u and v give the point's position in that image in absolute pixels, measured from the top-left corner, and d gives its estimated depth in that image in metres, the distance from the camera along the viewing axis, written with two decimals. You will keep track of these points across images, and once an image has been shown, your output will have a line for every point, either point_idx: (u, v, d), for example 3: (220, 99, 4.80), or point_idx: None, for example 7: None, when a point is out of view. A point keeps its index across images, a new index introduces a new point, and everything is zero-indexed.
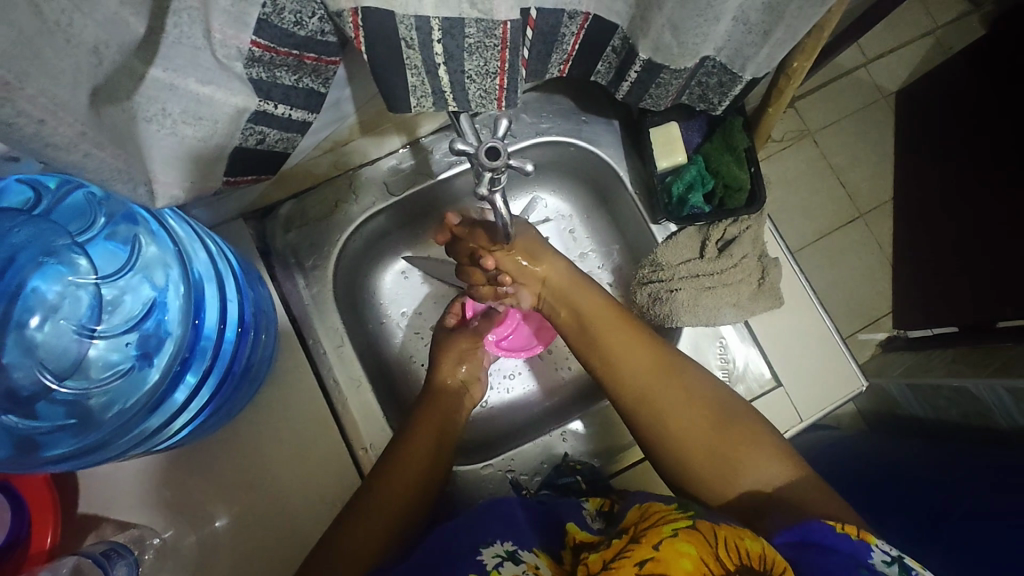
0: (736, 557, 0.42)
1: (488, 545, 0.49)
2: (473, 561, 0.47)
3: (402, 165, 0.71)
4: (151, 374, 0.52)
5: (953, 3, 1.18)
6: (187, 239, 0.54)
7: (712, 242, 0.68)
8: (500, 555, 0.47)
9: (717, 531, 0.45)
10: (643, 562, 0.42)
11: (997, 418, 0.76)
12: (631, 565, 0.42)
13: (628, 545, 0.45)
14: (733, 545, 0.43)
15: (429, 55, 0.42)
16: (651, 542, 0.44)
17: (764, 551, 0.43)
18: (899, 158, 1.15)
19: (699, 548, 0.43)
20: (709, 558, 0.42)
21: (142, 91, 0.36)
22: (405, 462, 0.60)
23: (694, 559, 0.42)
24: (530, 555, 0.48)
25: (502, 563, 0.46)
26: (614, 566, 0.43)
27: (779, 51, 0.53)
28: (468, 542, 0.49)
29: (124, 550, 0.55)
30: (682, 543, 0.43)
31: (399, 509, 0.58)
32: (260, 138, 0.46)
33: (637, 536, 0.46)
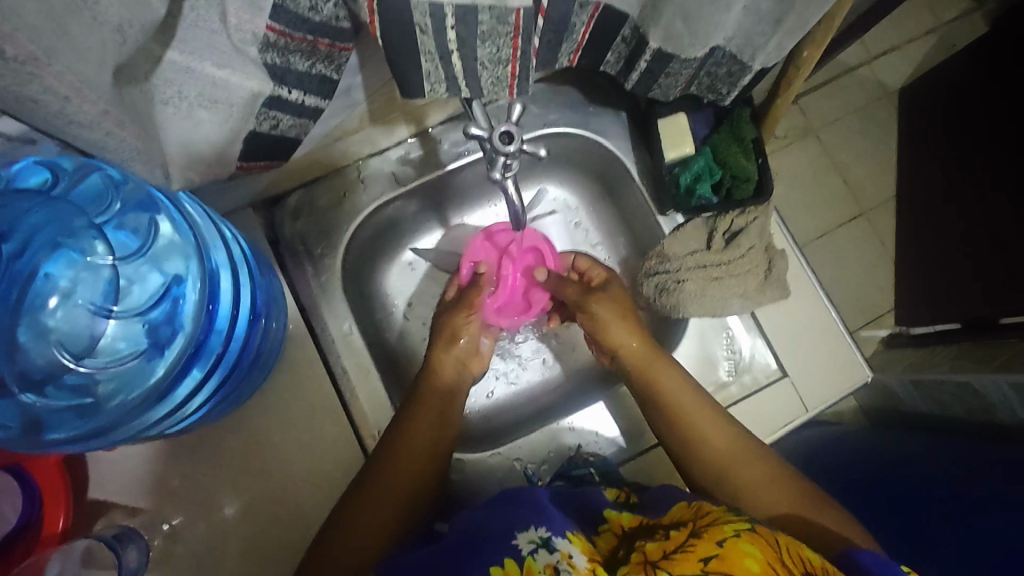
0: (801, 565, 0.43)
1: (523, 530, 0.48)
2: (507, 546, 0.47)
3: (411, 155, 0.71)
4: (161, 364, 0.51)
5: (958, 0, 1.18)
6: (203, 227, 0.54)
7: (719, 233, 0.68)
8: (535, 541, 0.47)
9: (778, 539, 0.45)
10: (707, 559, 0.43)
11: (999, 413, 0.76)
12: (696, 561, 0.43)
13: (689, 539, 0.46)
14: (795, 553, 0.44)
15: (442, 41, 0.42)
16: (714, 539, 0.45)
17: (824, 563, 0.44)
18: (903, 154, 1.15)
19: (766, 553, 0.43)
20: (775, 562, 0.42)
21: (159, 73, 0.36)
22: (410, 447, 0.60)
23: (759, 562, 0.42)
24: (565, 543, 0.48)
25: (536, 550, 0.46)
26: (674, 558, 0.44)
27: (788, 42, 0.53)
28: (480, 531, 0.50)
29: (133, 534, 0.56)
30: (745, 543, 0.44)
31: (405, 494, 0.59)
32: (273, 123, 0.46)
33: (698, 532, 0.47)
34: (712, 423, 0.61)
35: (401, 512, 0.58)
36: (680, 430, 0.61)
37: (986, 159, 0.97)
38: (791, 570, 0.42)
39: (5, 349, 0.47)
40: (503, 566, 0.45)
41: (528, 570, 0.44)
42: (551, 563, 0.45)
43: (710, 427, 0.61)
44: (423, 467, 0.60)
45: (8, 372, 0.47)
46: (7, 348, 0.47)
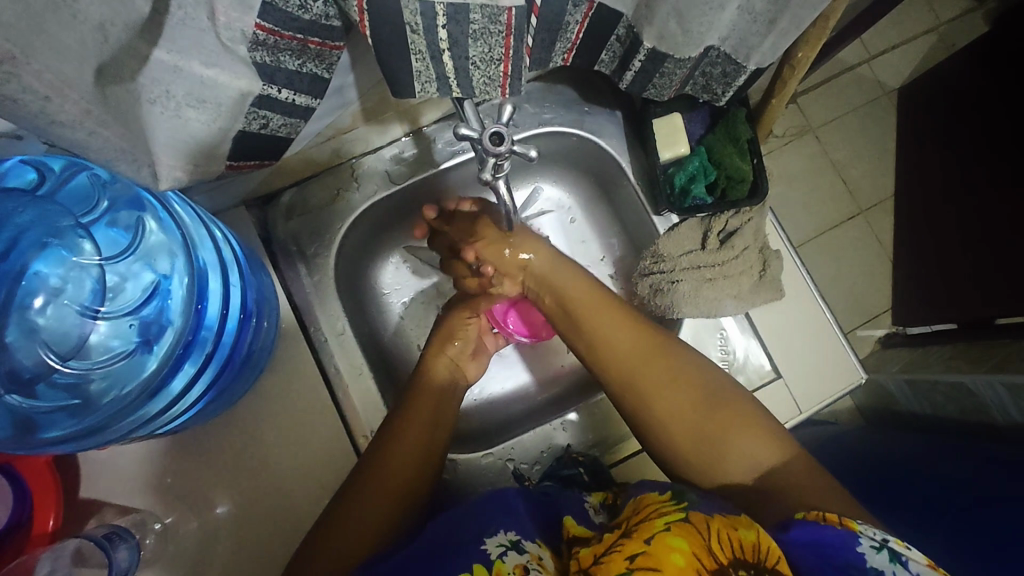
0: (729, 550, 0.43)
1: (491, 535, 0.49)
2: (476, 550, 0.47)
3: (405, 154, 0.70)
4: (151, 360, 0.51)
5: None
6: (192, 228, 0.54)
7: (714, 233, 0.68)
8: (504, 544, 0.48)
9: (710, 523, 0.45)
10: (634, 556, 0.43)
11: (993, 413, 0.76)
12: (622, 561, 0.43)
13: (620, 540, 0.46)
14: (725, 537, 0.44)
15: (433, 40, 0.42)
16: (643, 536, 0.45)
17: (758, 538, 0.44)
18: (901, 154, 1.15)
19: (692, 544, 0.43)
20: (702, 553, 0.43)
21: (147, 72, 0.36)
22: (397, 445, 0.59)
23: (685, 555, 0.43)
24: (534, 546, 0.49)
25: (506, 552, 0.47)
26: (603, 562, 0.44)
27: (784, 42, 0.53)
28: (460, 532, 0.50)
29: (124, 534, 0.55)
30: (674, 538, 0.44)
31: (398, 499, 0.57)
32: (264, 123, 0.46)
33: (629, 530, 0.46)
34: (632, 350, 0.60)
35: (394, 516, 0.57)
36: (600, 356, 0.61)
37: (983, 158, 0.97)
38: (718, 562, 0.42)
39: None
40: (473, 572, 0.45)
41: (499, 572, 0.45)
42: (520, 564, 0.46)
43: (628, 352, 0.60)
44: (411, 470, 0.59)
45: None
46: None
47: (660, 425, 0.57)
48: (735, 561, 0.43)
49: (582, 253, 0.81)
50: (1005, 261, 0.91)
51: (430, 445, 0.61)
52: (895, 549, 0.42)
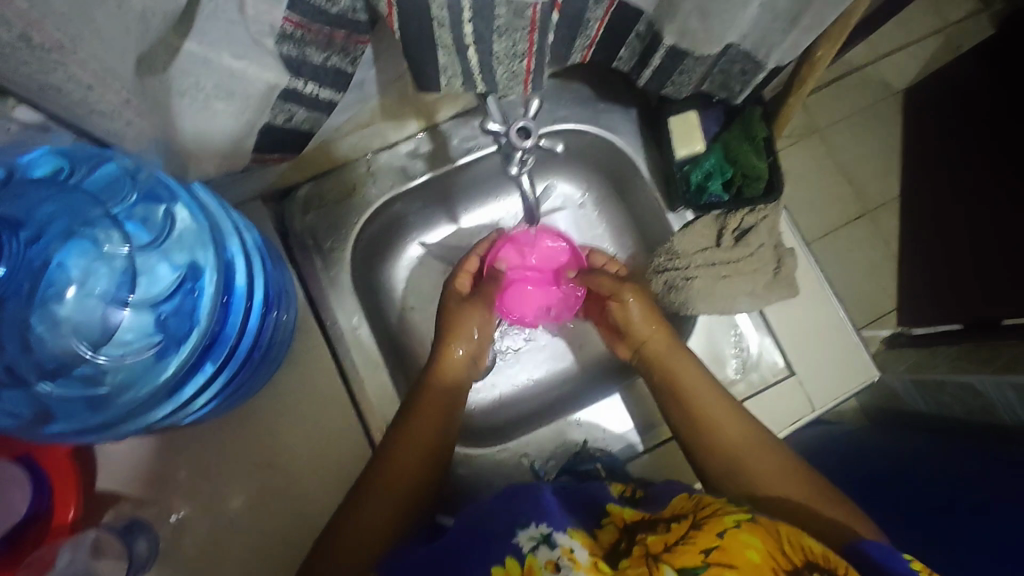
0: (801, 553, 0.43)
1: (523, 527, 0.48)
2: (509, 543, 0.47)
3: (421, 149, 0.70)
4: (176, 357, 0.51)
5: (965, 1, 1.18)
6: (221, 218, 0.54)
7: (729, 230, 0.68)
8: (536, 538, 0.47)
9: (779, 527, 0.46)
10: (708, 551, 0.43)
11: (1000, 413, 0.77)
12: (697, 553, 0.43)
13: (690, 531, 0.46)
14: (796, 541, 0.44)
15: (459, 35, 0.42)
16: (714, 530, 0.45)
17: (825, 551, 0.44)
18: (908, 154, 1.15)
19: (764, 543, 0.44)
20: (776, 553, 0.43)
21: (177, 64, 0.36)
22: (409, 443, 0.59)
23: (760, 552, 0.43)
24: (566, 538, 0.48)
25: (538, 546, 0.47)
26: (676, 551, 0.44)
27: (804, 40, 0.53)
28: (485, 524, 0.51)
29: (144, 525, 0.57)
30: (746, 534, 0.44)
31: (404, 495, 0.58)
32: (289, 116, 0.46)
33: (698, 523, 0.47)
34: (736, 427, 0.60)
35: (399, 513, 0.58)
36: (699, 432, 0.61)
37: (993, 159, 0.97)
38: (792, 561, 0.42)
39: (19, 339, 0.47)
40: (505, 564, 0.46)
41: (531, 568, 0.45)
42: (552, 560, 0.46)
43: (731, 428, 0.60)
44: (424, 461, 0.60)
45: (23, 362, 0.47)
46: (22, 338, 0.47)
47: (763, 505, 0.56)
48: (809, 563, 0.43)
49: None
50: (1010, 260, 0.91)
51: (435, 440, 0.61)
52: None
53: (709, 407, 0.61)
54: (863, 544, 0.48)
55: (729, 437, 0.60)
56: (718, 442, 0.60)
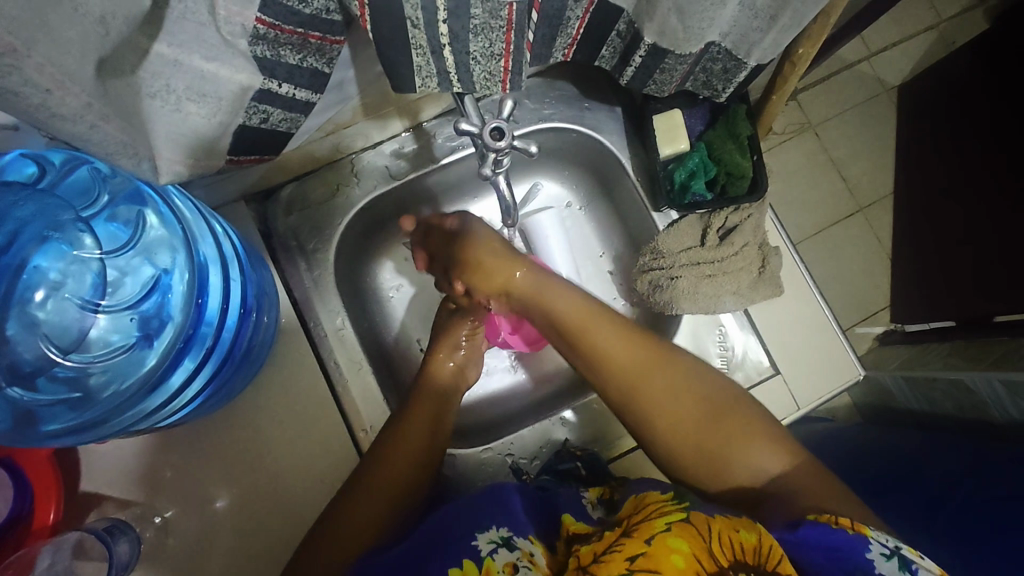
0: (729, 553, 0.44)
1: (483, 530, 0.49)
2: (468, 546, 0.48)
3: (405, 149, 0.70)
4: (151, 356, 0.51)
5: None
6: (193, 222, 0.53)
7: (713, 230, 0.68)
8: (495, 541, 0.48)
9: (711, 525, 0.46)
10: (634, 557, 0.44)
11: (991, 410, 0.76)
12: (622, 561, 0.44)
13: (620, 539, 0.46)
14: (727, 539, 0.45)
15: (434, 35, 0.42)
16: (643, 536, 0.46)
17: (759, 539, 0.45)
18: (901, 151, 1.15)
19: (692, 545, 0.44)
20: (701, 554, 0.44)
21: (146, 66, 0.36)
22: (396, 447, 0.59)
23: (685, 556, 0.44)
24: (527, 542, 0.49)
25: (497, 549, 0.47)
26: (604, 560, 0.45)
27: (784, 37, 0.53)
28: (446, 530, 0.50)
29: (124, 526, 0.56)
30: (674, 539, 0.45)
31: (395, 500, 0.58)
32: (264, 117, 0.46)
33: (630, 530, 0.47)
34: (621, 357, 0.59)
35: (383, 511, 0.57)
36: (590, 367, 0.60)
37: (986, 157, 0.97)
38: (718, 562, 0.43)
39: None
40: (462, 568, 0.46)
41: (488, 571, 0.46)
42: (511, 562, 0.46)
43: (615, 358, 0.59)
44: (409, 463, 0.60)
45: None
46: None
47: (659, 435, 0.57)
48: (736, 563, 0.43)
49: (591, 262, 0.80)
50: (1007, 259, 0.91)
51: (428, 440, 0.62)
52: (906, 556, 0.42)
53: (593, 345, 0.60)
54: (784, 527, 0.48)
55: (613, 366, 0.59)
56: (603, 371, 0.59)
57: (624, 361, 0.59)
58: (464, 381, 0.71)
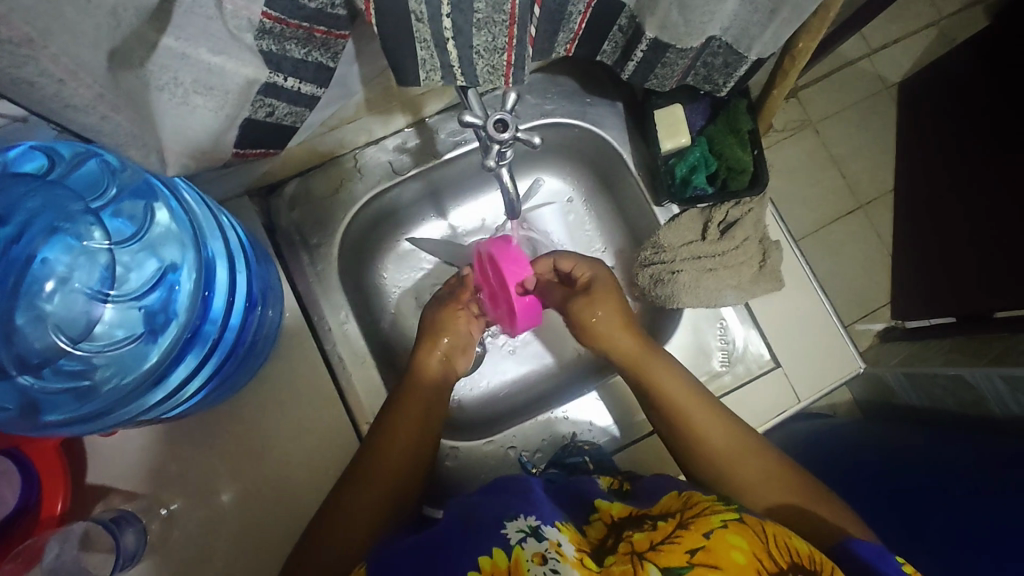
0: (787, 555, 0.44)
1: (511, 519, 0.49)
2: (497, 534, 0.48)
3: (408, 144, 0.70)
4: (155, 350, 0.52)
5: None
6: (202, 218, 0.54)
7: (714, 224, 0.68)
8: (524, 530, 0.48)
9: (765, 527, 0.47)
10: (693, 551, 0.44)
11: (991, 406, 0.77)
12: (682, 553, 0.44)
13: (676, 531, 0.47)
14: (782, 543, 0.46)
15: (438, 29, 0.42)
16: (700, 531, 0.46)
17: (811, 551, 0.46)
18: (901, 147, 1.15)
19: (750, 543, 0.45)
20: (761, 554, 0.44)
21: (155, 59, 0.37)
22: (388, 449, 0.59)
23: (745, 553, 0.44)
24: (554, 531, 0.49)
25: (525, 539, 0.47)
26: (662, 549, 0.45)
27: (784, 32, 0.53)
28: (471, 520, 0.50)
29: (131, 517, 0.56)
30: (732, 535, 0.45)
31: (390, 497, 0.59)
32: (269, 111, 0.46)
33: (686, 522, 0.48)
34: (719, 431, 0.60)
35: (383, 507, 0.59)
36: (685, 440, 0.60)
37: (988, 153, 0.97)
38: (777, 562, 0.44)
39: (3, 333, 0.47)
40: (492, 555, 0.46)
41: (518, 559, 0.46)
42: (540, 552, 0.46)
43: (713, 432, 0.60)
44: (405, 457, 0.60)
45: (7, 355, 0.47)
46: (5, 332, 0.47)
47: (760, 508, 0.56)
48: (794, 565, 0.44)
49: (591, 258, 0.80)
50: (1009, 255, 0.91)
51: (424, 432, 0.62)
52: None
53: (691, 418, 0.60)
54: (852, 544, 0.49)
55: (710, 439, 0.60)
56: (699, 444, 0.60)
57: (719, 431, 0.60)
58: (453, 372, 0.70)
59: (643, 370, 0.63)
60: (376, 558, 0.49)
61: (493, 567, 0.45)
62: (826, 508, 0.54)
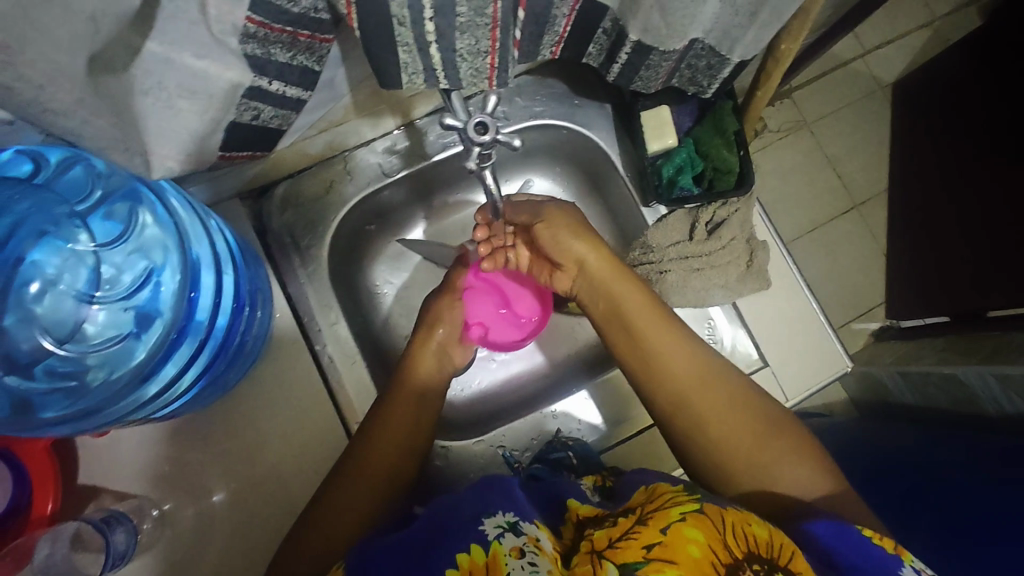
0: (744, 545, 0.45)
1: (489, 514, 0.50)
2: (474, 530, 0.48)
3: (397, 146, 0.71)
4: (141, 349, 0.52)
5: None
6: (188, 220, 0.54)
7: (701, 224, 0.69)
8: (501, 525, 0.48)
9: (725, 517, 0.47)
10: (651, 546, 0.45)
11: (985, 406, 0.77)
12: (639, 549, 0.44)
13: (635, 527, 0.47)
14: (741, 532, 0.46)
15: (420, 33, 0.43)
16: (658, 526, 0.46)
17: (771, 536, 0.46)
18: (895, 148, 1.16)
19: (707, 536, 0.45)
20: (717, 546, 0.45)
21: (138, 64, 0.37)
22: (380, 438, 0.60)
23: (701, 546, 0.44)
24: (530, 528, 0.49)
25: (503, 534, 0.48)
26: (620, 547, 0.45)
27: (765, 34, 0.54)
28: (449, 518, 0.50)
29: (121, 518, 0.56)
30: (689, 528, 0.45)
31: (380, 491, 0.59)
32: (255, 114, 0.47)
33: (644, 518, 0.48)
34: (682, 359, 0.59)
35: (373, 506, 0.58)
36: (645, 364, 0.60)
37: (980, 152, 0.98)
38: (733, 556, 0.44)
39: None
40: (469, 551, 0.46)
41: (495, 554, 0.46)
42: (516, 546, 0.46)
43: (675, 360, 0.59)
44: (395, 456, 0.61)
45: None
46: None
47: (707, 442, 0.56)
48: (750, 556, 0.45)
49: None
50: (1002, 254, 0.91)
51: (412, 433, 0.62)
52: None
53: (654, 343, 0.60)
54: (811, 525, 0.49)
55: (673, 368, 0.59)
56: (655, 371, 0.59)
57: (687, 356, 0.59)
58: (449, 363, 0.71)
59: (610, 288, 0.62)
60: (368, 553, 0.49)
61: (472, 564, 0.45)
62: (770, 450, 0.54)
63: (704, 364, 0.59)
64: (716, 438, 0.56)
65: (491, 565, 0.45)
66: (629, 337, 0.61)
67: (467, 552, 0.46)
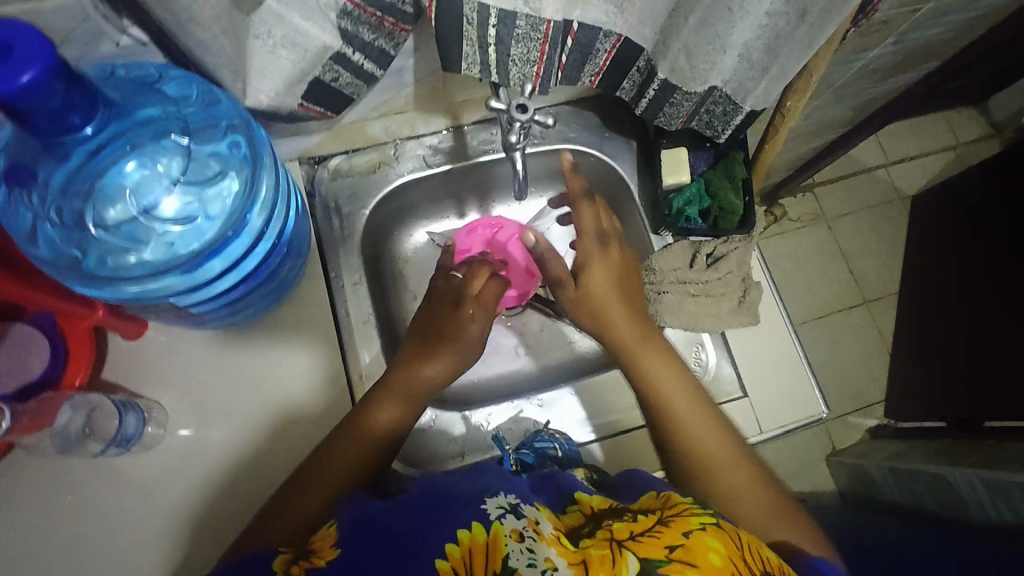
0: (759, 564, 0.46)
1: (493, 496, 0.50)
2: (477, 509, 0.48)
3: (443, 145, 0.80)
4: (188, 246, 0.58)
5: (978, 125, 1.29)
6: (265, 156, 0.61)
7: (702, 255, 0.76)
8: (504, 507, 0.49)
9: (741, 536, 0.48)
10: (672, 546, 0.45)
11: (971, 510, 0.75)
12: (661, 547, 0.45)
13: (655, 526, 0.47)
14: (757, 554, 0.47)
15: (483, 34, 0.52)
16: (679, 530, 0.46)
17: (779, 561, 0.48)
18: (909, 252, 1.22)
19: (727, 549, 0.45)
20: (738, 560, 0.45)
21: (258, 14, 0.46)
22: (370, 413, 0.63)
23: (722, 557, 0.44)
24: (531, 510, 0.49)
25: (505, 515, 0.48)
26: (641, 541, 0.45)
27: (773, 90, 0.62)
28: (449, 491, 0.52)
29: (135, 405, 0.63)
30: (709, 537, 0.46)
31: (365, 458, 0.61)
32: (335, 76, 0.56)
33: (664, 520, 0.48)
34: (709, 430, 0.62)
35: (357, 473, 0.60)
36: (669, 428, 0.63)
37: None
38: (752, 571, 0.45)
39: (82, 188, 0.55)
40: (472, 530, 0.46)
41: (497, 533, 0.46)
42: (518, 529, 0.46)
43: (698, 429, 0.62)
44: (384, 442, 0.62)
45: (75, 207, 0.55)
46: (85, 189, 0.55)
47: (722, 498, 0.59)
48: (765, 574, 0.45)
49: None
50: (1002, 363, 0.92)
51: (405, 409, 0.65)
52: None
53: (682, 411, 0.63)
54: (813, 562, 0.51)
55: (696, 433, 0.62)
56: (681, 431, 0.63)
57: (711, 425, 0.63)
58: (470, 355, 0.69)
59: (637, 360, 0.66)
60: (356, 514, 0.51)
61: (472, 539, 0.45)
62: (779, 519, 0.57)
63: (723, 432, 0.62)
64: (734, 499, 0.59)
65: (492, 544, 0.44)
66: (653, 398, 0.64)
67: (471, 529, 0.45)
